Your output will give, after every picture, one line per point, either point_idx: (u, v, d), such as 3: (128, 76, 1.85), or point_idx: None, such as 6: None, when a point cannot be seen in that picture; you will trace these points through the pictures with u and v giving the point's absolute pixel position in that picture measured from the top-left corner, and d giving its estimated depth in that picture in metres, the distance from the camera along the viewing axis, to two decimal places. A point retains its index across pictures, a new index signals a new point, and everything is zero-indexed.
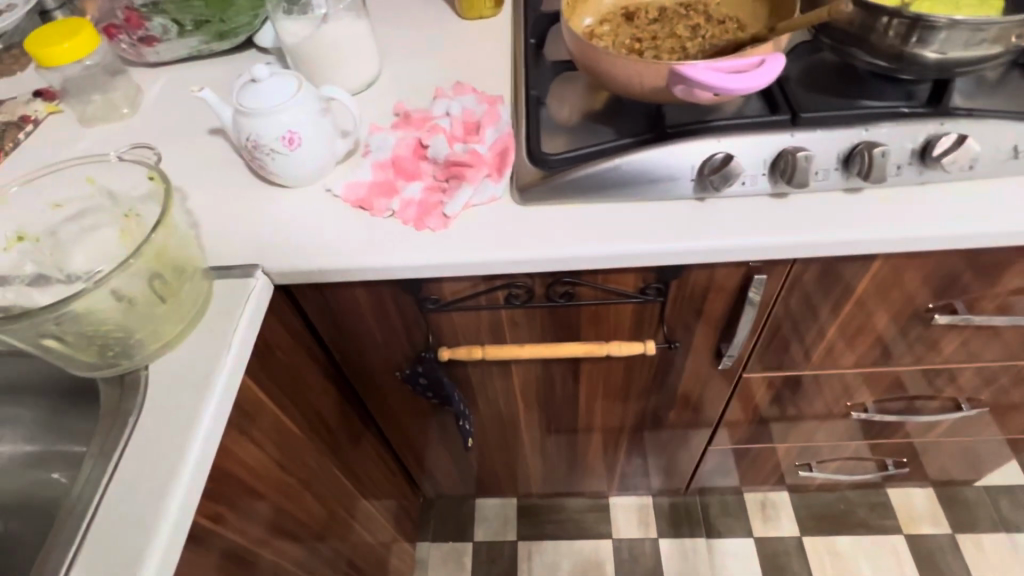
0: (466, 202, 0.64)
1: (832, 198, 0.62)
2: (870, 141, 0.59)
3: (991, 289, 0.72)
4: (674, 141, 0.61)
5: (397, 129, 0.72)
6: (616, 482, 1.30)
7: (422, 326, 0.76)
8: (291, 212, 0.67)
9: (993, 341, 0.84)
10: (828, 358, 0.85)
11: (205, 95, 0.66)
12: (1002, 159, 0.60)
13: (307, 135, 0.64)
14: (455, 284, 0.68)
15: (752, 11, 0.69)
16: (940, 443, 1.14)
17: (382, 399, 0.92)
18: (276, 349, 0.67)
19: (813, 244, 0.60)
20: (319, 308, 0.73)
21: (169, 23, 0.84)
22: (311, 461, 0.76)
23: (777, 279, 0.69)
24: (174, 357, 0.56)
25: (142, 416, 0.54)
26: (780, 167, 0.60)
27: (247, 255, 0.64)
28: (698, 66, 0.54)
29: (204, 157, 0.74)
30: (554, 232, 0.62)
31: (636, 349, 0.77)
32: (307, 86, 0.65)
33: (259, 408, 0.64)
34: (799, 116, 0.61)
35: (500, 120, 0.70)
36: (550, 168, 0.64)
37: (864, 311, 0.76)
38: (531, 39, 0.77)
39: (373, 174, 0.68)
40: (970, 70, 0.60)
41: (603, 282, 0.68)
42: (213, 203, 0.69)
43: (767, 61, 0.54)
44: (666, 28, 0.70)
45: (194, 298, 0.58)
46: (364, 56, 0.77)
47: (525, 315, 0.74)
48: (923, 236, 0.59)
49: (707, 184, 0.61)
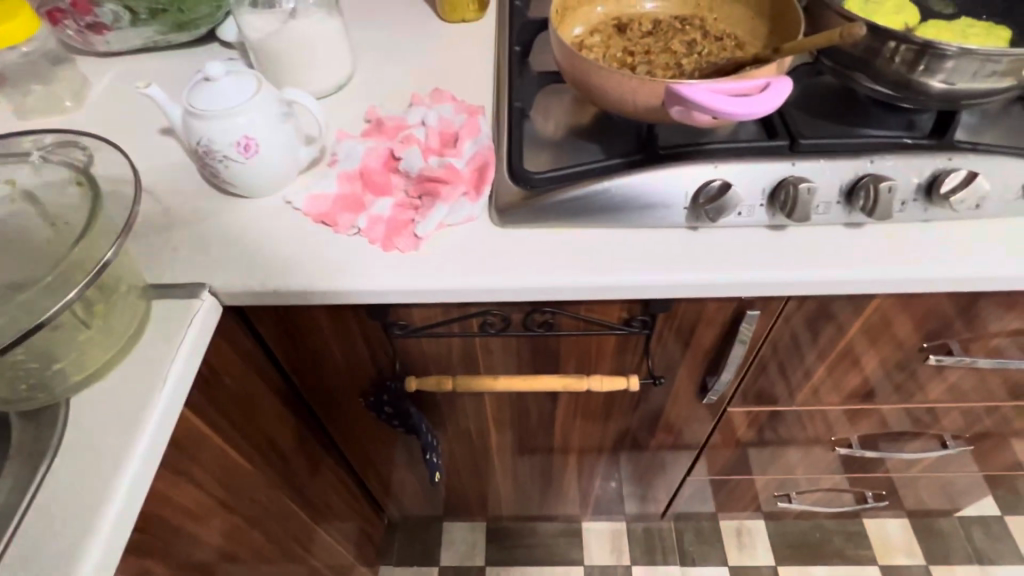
0: (441, 221, 0.59)
1: (833, 233, 0.58)
2: (875, 174, 0.56)
3: (987, 332, 0.69)
4: (668, 165, 0.57)
5: (368, 137, 0.67)
6: (590, 507, 1.26)
7: (389, 351, 0.71)
8: (245, 225, 0.61)
9: (980, 383, 0.81)
10: (811, 397, 0.82)
11: (152, 92, 0.59)
12: (1009, 199, 0.57)
13: (265, 140, 0.58)
14: (426, 310, 0.63)
15: (752, 29, 0.65)
16: (919, 476, 1.12)
17: (345, 423, 0.86)
18: (224, 376, 0.61)
19: (811, 282, 0.56)
20: (274, 329, 0.66)
21: (121, 10, 0.75)
22: (259, 495, 0.70)
23: (770, 315, 0.66)
24: (101, 390, 0.50)
25: (57, 459, 0.47)
26: (779, 198, 0.56)
27: (192, 273, 0.58)
28: (698, 87, 0.50)
29: (152, 159, 0.68)
30: (535, 259, 0.57)
31: (618, 384, 0.72)
32: (268, 85, 0.59)
33: (200, 443, 0.57)
34: (798, 142, 0.57)
35: (479, 133, 0.65)
36: (533, 187, 0.59)
37: (852, 354, 0.73)
38: (516, 46, 0.72)
39: (339, 186, 0.62)
40: (978, 102, 0.57)
41: (586, 313, 0.63)
42: (159, 211, 0.63)
43: (773, 83, 0.49)
44: (661, 42, 0.65)
45: (128, 322, 0.52)
46: (337, 57, 0.71)
47: (500, 343, 0.68)
48: (927, 278, 0.55)
49: (701, 213, 0.57)
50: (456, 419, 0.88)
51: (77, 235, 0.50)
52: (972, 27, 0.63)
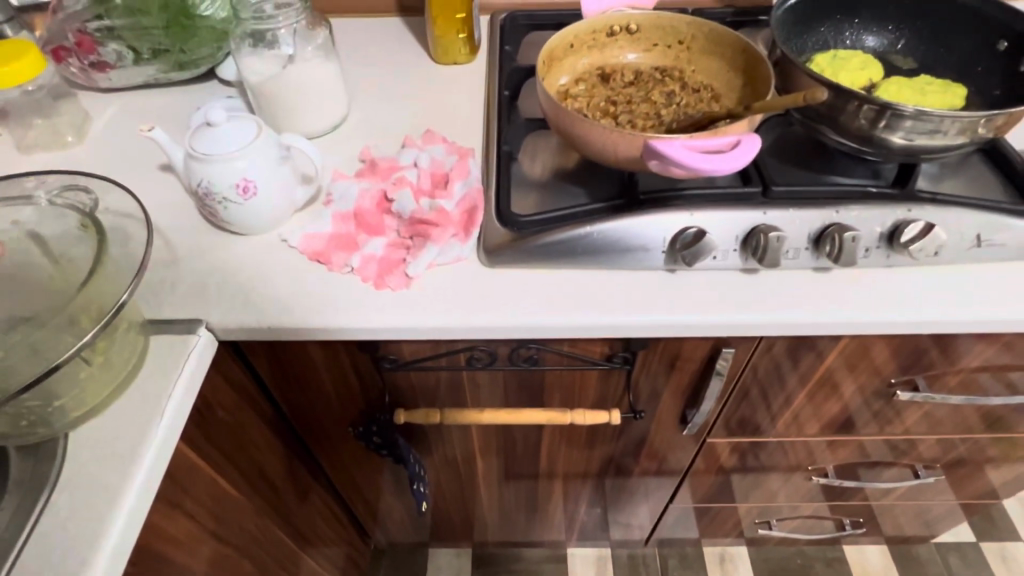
0: (431, 261, 0.62)
1: (803, 277, 0.61)
2: (840, 223, 0.59)
3: (954, 368, 0.73)
4: (648, 211, 0.60)
5: (362, 178, 0.69)
6: (576, 533, 1.27)
7: (378, 385, 0.73)
8: (241, 262, 0.63)
9: (953, 413, 0.85)
10: (792, 424, 0.85)
11: (155, 135, 0.62)
12: (967, 246, 0.60)
13: (263, 183, 0.61)
14: (415, 345, 0.65)
15: (728, 81, 0.70)
16: (896, 504, 1.15)
17: (334, 451, 0.87)
18: (217, 408, 0.62)
19: (782, 323, 0.59)
20: (267, 361, 0.68)
21: (125, 50, 0.79)
22: (247, 524, 0.71)
23: (746, 351, 0.69)
24: (98, 425, 0.51)
25: (56, 492, 0.48)
26: (752, 244, 0.60)
27: (190, 309, 0.60)
28: (673, 143, 0.53)
29: (152, 196, 0.70)
30: (520, 299, 0.60)
31: (601, 418, 0.75)
32: (267, 129, 0.62)
33: (193, 474, 0.59)
34: (770, 189, 0.61)
35: (469, 175, 0.68)
36: (519, 230, 0.62)
37: (831, 381, 0.76)
38: (506, 91, 0.76)
39: (333, 226, 0.65)
40: (936, 156, 0.61)
41: (570, 349, 0.66)
42: (159, 246, 0.65)
43: (743, 141, 0.53)
44: (641, 92, 0.69)
45: (126, 357, 0.54)
46: (333, 99, 0.74)
47: (487, 376, 0.71)
48: (891, 320, 0.59)
49: (678, 257, 0.60)
50: (445, 445, 0.90)
51: (83, 277, 0.52)
52: (931, 84, 0.68)
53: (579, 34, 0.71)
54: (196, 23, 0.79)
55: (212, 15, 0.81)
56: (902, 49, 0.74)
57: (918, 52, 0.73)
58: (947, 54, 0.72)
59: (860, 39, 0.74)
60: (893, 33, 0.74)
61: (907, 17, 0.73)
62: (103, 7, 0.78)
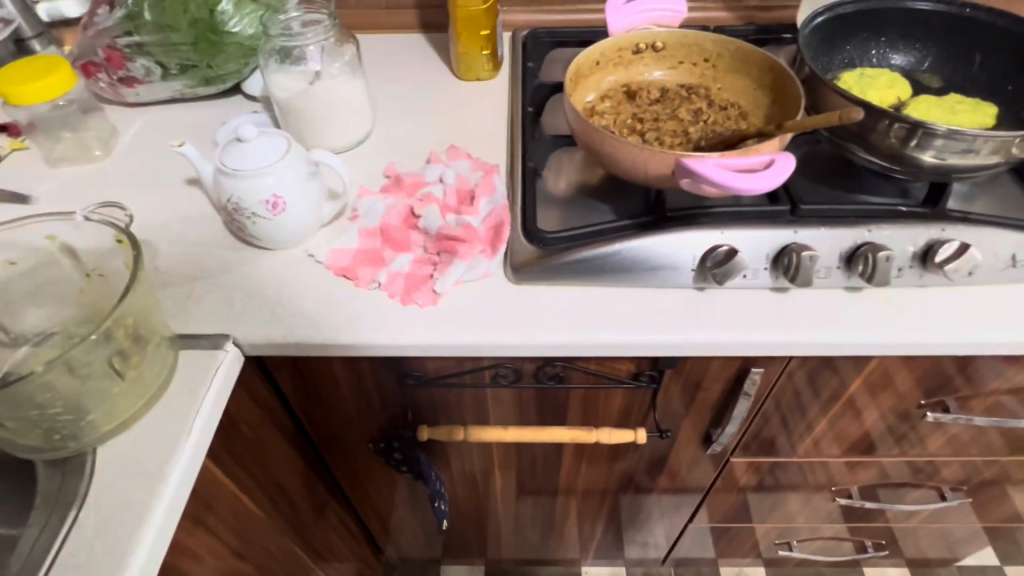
0: (458, 277, 0.61)
1: (834, 297, 0.61)
2: (872, 243, 0.59)
3: (983, 392, 0.72)
4: (677, 229, 0.60)
5: (388, 194, 0.69)
6: (591, 553, 1.26)
7: (400, 401, 0.72)
8: (267, 277, 0.63)
9: (978, 436, 0.83)
10: (813, 448, 0.84)
11: (186, 151, 0.62)
12: (1000, 267, 0.60)
13: (292, 199, 0.61)
14: (439, 362, 0.65)
15: (754, 99, 0.69)
16: (917, 527, 1.13)
17: (353, 468, 0.87)
18: (241, 424, 0.62)
19: (813, 343, 0.58)
20: (291, 377, 0.68)
21: (153, 65, 0.79)
22: (267, 540, 0.70)
23: (773, 372, 0.68)
24: (127, 440, 0.51)
25: (84, 509, 0.48)
26: (783, 263, 0.59)
27: (216, 323, 0.60)
28: (705, 161, 0.53)
29: (178, 210, 0.70)
30: (547, 317, 0.60)
31: (625, 437, 0.74)
32: (296, 145, 0.62)
33: (216, 491, 0.59)
34: (799, 208, 0.61)
35: (495, 192, 0.68)
36: (546, 246, 0.62)
37: (854, 407, 0.75)
38: (530, 107, 0.77)
39: (360, 241, 0.65)
40: (968, 175, 0.60)
41: (596, 366, 0.65)
42: (185, 260, 0.65)
43: (777, 160, 0.52)
44: (668, 110, 0.69)
45: (156, 371, 0.53)
46: (359, 115, 0.75)
47: (510, 394, 0.70)
48: (925, 342, 0.58)
49: (708, 276, 0.60)
50: (462, 462, 0.90)
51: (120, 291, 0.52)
52: (960, 103, 0.67)
53: (605, 52, 0.71)
54: (224, 39, 0.79)
55: (240, 31, 0.80)
56: (929, 67, 0.73)
57: (944, 71, 0.73)
58: (975, 73, 0.71)
59: (886, 58, 0.74)
60: (920, 52, 0.74)
61: (934, 35, 0.73)
62: (132, 23, 0.77)
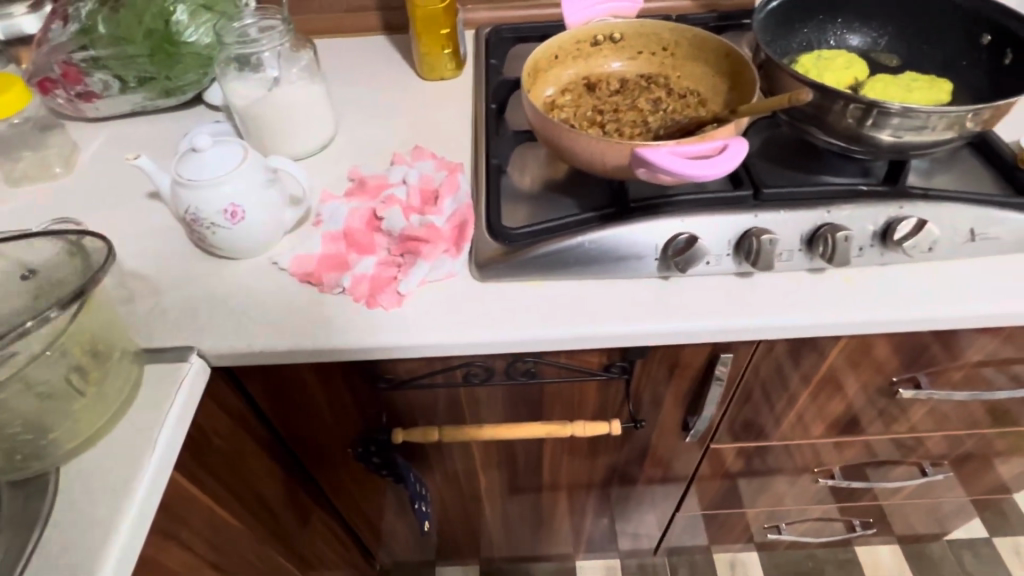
0: (422, 278, 0.61)
1: (796, 279, 0.61)
2: (832, 224, 0.59)
3: (954, 365, 0.73)
4: (638, 219, 0.60)
5: (351, 198, 0.69)
6: (584, 546, 1.26)
7: (375, 405, 0.72)
8: (232, 286, 0.63)
9: (957, 409, 0.84)
10: (792, 430, 0.84)
11: (141, 163, 0.61)
12: (960, 241, 0.60)
13: (251, 207, 0.60)
14: (410, 363, 0.65)
15: (713, 85, 0.70)
16: (904, 503, 1.14)
17: (335, 476, 0.86)
18: (212, 435, 0.61)
19: (779, 326, 0.59)
20: (262, 387, 0.67)
21: (111, 79, 0.78)
22: (247, 552, 0.70)
23: (743, 357, 0.68)
24: (92, 459, 0.50)
25: (48, 528, 0.47)
26: (744, 247, 0.59)
27: (181, 336, 0.59)
28: (660, 150, 0.53)
29: (140, 225, 0.70)
30: (513, 314, 0.60)
31: (601, 430, 0.74)
32: (253, 152, 0.61)
33: (190, 503, 0.58)
34: (761, 192, 0.61)
35: (459, 190, 0.68)
36: (511, 242, 0.62)
37: (828, 387, 0.75)
38: (493, 104, 0.77)
39: (323, 246, 0.64)
40: (925, 152, 0.61)
41: (566, 360, 0.65)
42: (149, 274, 0.65)
43: (729, 145, 0.53)
44: (628, 101, 0.69)
45: (119, 388, 0.53)
46: (320, 120, 0.74)
47: (484, 392, 0.70)
48: (889, 320, 0.58)
49: (671, 264, 0.60)
50: (445, 463, 0.90)
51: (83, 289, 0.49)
52: (916, 80, 0.68)
53: (563, 46, 0.71)
54: (181, 49, 0.79)
55: (196, 41, 0.79)
56: (886, 46, 0.74)
57: (901, 49, 0.73)
58: (931, 50, 0.72)
59: (844, 39, 0.75)
60: (876, 31, 0.74)
61: (889, 14, 0.73)
62: (87, 37, 0.77)
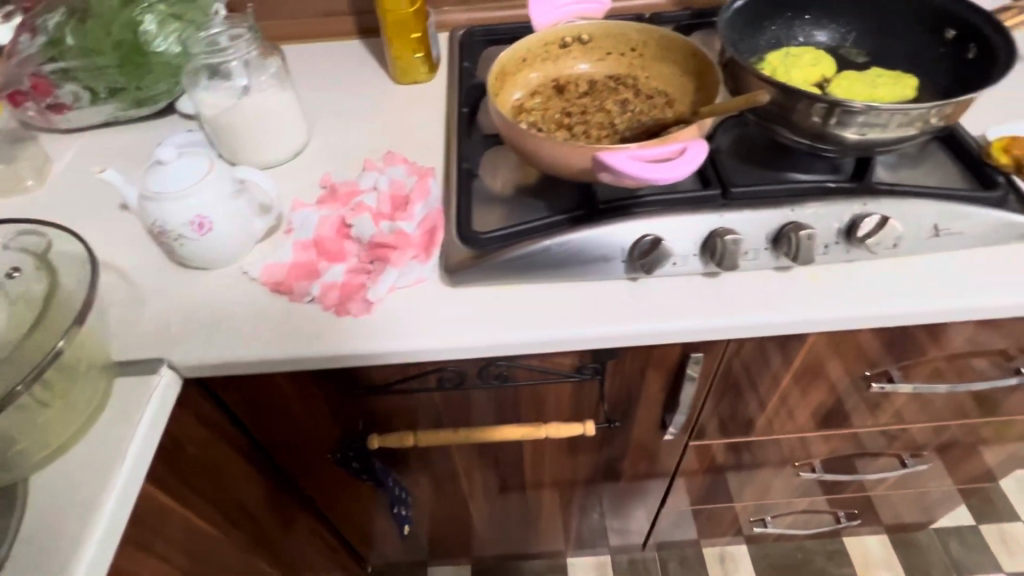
0: (391, 284, 0.61)
1: (762, 277, 0.61)
2: (797, 222, 0.59)
3: (924, 359, 0.73)
4: (606, 221, 0.60)
5: (323, 205, 0.69)
6: (573, 543, 1.27)
7: (351, 412, 0.73)
8: (203, 296, 0.63)
9: (932, 401, 0.85)
10: (769, 426, 0.85)
11: (108, 176, 0.61)
12: (924, 236, 0.61)
13: (218, 218, 0.60)
14: (382, 369, 0.65)
15: (680, 85, 0.70)
16: (888, 493, 1.15)
17: (318, 482, 0.87)
18: (187, 446, 0.62)
19: (746, 325, 0.59)
20: (237, 396, 0.67)
21: (81, 90, 0.78)
22: (225, 560, 0.70)
23: (714, 356, 0.69)
24: (61, 469, 0.51)
25: (17, 541, 0.47)
26: (708, 248, 0.60)
27: (152, 349, 0.59)
28: (620, 154, 0.53)
29: (112, 237, 0.70)
30: (483, 319, 0.60)
31: (575, 430, 0.74)
32: (218, 163, 0.61)
33: (164, 515, 0.58)
34: (729, 191, 0.61)
35: (429, 196, 0.68)
36: (481, 247, 0.62)
37: (801, 383, 0.76)
38: (465, 108, 0.77)
39: (294, 255, 0.64)
40: (890, 148, 0.61)
41: (538, 363, 0.65)
42: (120, 286, 0.65)
43: (689, 147, 0.53)
44: (596, 102, 0.69)
45: (87, 399, 0.53)
46: (291, 127, 0.75)
47: (456, 397, 0.71)
48: (855, 316, 0.59)
49: (637, 266, 0.60)
50: (428, 466, 0.90)
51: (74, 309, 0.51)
52: (881, 76, 0.68)
53: (531, 48, 0.71)
54: (150, 59, 0.79)
55: (166, 50, 0.79)
56: (853, 42, 0.74)
57: (868, 45, 0.73)
58: (898, 45, 0.72)
59: (811, 36, 0.75)
60: (843, 28, 0.74)
61: (856, 10, 0.73)
62: (56, 49, 0.77)
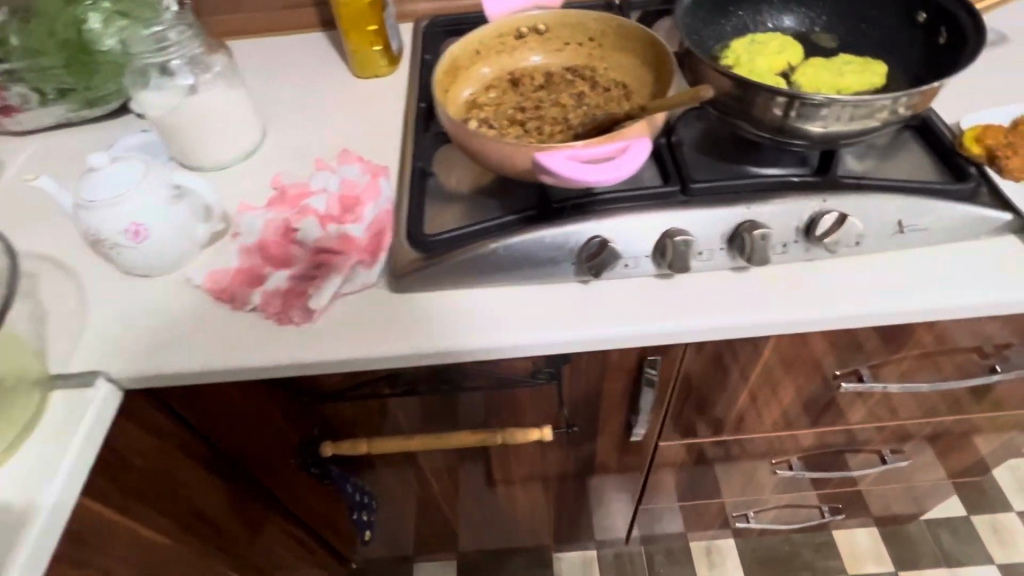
0: (335, 291, 0.60)
1: (719, 277, 0.59)
2: (753, 221, 0.57)
3: (895, 358, 0.71)
4: (555, 223, 0.58)
5: (271, 208, 0.67)
6: (557, 538, 1.26)
7: (306, 420, 0.72)
8: (145, 304, 0.62)
9: (908, 398, 0.82)
10: (741, 424, 0.83)
11: (41, 184, 0.59)
12: (889, 234, 0.58)
13: (154, 226, 0.59)
14: (330, 376, 0.64)
15: (639, 76, 0.67)
16: (872, 487, 1.13)
17: (285, 485, 0.86)
18: (133, 458, 0.60)
19: (700, 328, 0.57)
20: (188, 405, 0.66)
21: (29, 92, 0.77)
22: (180, 569, 0.69)
23: (673, 358, 0.67)
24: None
25: None
26: (659, 249, 0.57)
27: (91, 360, 0.58)
28: (558, 155, 0.51)
29: (57, 243, 0.68)
30: (428, 325, 0.58)
31: (532, 435, 0.72)
32: (154, 169, 0.59)
33: (107, 529, 0.58)
34: (689, 186, 0.58)
35: (380, 196, 0.66)
36: (429, 250, 0.59)
37: (770, 382, 0.74)
38: (422, 102, 0.75)
39: (239, 260, 0.63)
40: (854, 141, 0.58)
41: (491, 368, 0.64)
42: (62, 295, 0.63)
43: (630, 146, 0.51)
44: (551, 96, 0.67)
45: (21, 415, 0.52)
46: (241, 126, 0.73)
47: (406, 404, 0.71)
48: (815, 318, 0.56)
49: (586, 269, 0.58)
50: (397, 467, 0.89)
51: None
52: (850, 64, 0.65)
53: (484, 40, 0.68)
54: (97, 58, 0.77)
55: (112, 49, 0.78)
56: (823, 27, 0.71)
57: (839, 29, 0.70)
58: (869, 29, 0.69)
59: (780, 21, 0.71)
60: (813, 12, 0.71)
61: None
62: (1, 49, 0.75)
